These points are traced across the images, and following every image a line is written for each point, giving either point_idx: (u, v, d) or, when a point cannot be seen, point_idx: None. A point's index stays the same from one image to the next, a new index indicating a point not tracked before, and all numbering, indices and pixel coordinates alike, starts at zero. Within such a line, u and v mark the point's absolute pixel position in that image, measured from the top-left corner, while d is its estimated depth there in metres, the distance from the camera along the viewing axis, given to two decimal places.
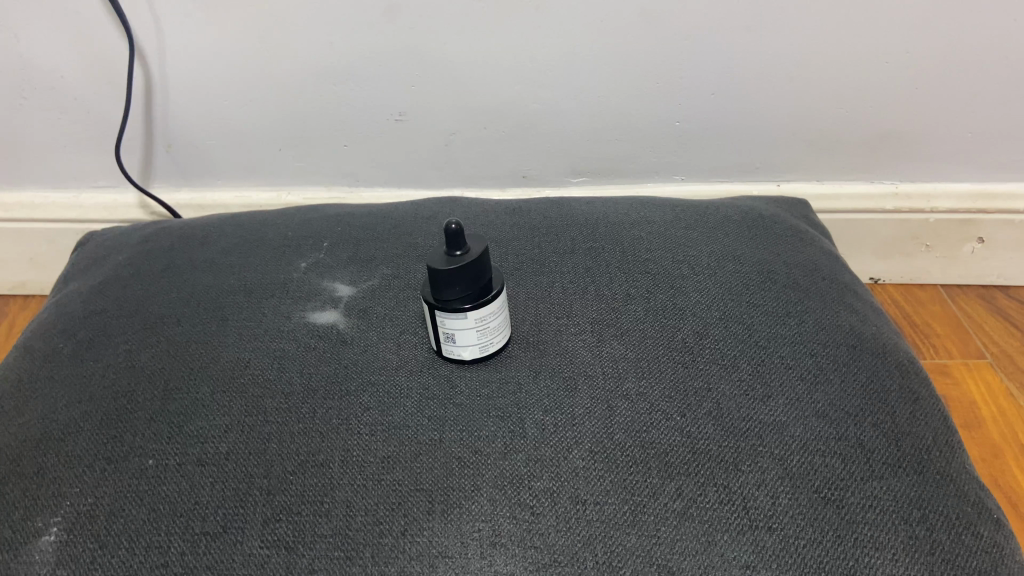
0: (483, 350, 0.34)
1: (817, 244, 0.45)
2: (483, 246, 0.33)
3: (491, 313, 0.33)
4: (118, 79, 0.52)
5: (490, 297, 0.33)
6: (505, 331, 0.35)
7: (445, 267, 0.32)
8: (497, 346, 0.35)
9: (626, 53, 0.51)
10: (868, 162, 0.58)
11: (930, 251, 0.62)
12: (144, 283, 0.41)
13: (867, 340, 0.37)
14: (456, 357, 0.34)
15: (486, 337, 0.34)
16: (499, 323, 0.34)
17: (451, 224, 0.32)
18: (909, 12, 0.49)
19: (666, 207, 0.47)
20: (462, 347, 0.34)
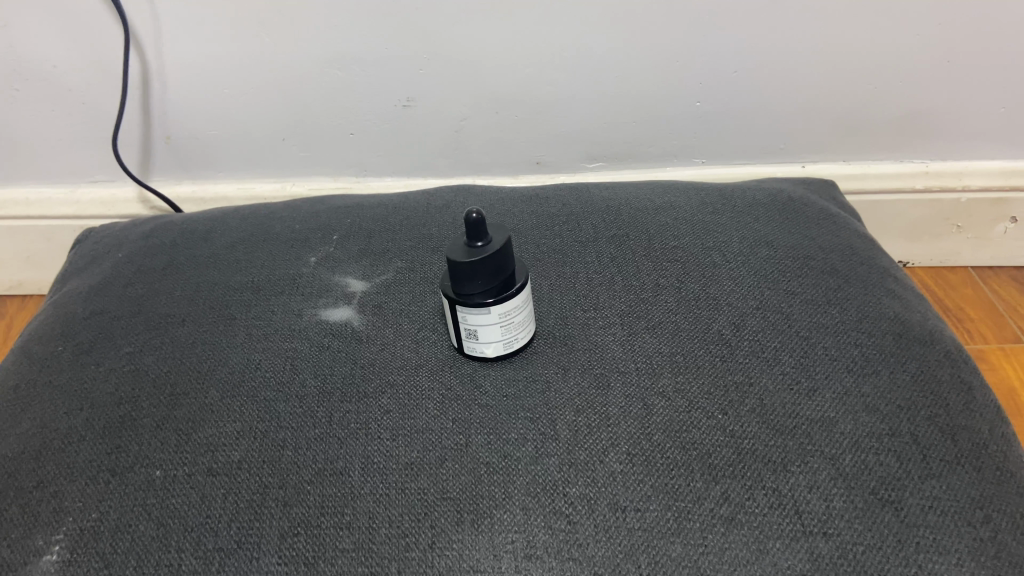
0: (507, 346, 0.32)
1: (850, 226, 0.43)
2: (505, 235, 0.31)
3: (515, 307, 0.31)
4: (111, 68, 0.50)
5: (514, 291, 0.31)
6: (529, 326, 0.33)
7: (466, 259, 0.30)
8: (522, 342, 0.33)
9: (643, 33, 0.49)
10: (896, 141, 0.55)
11: (960, 232, 0.59)
12: (145, 281, 0.39)
13: (912, 327, 0.35)
14: (479, 353, 0.32)
15: (510, 332, 0.32)
16: (523, 319, 0.32)
17: (470, 213, 0.30)
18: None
19: (690, 192, 0.45)
20: (484, 342, 0.32)
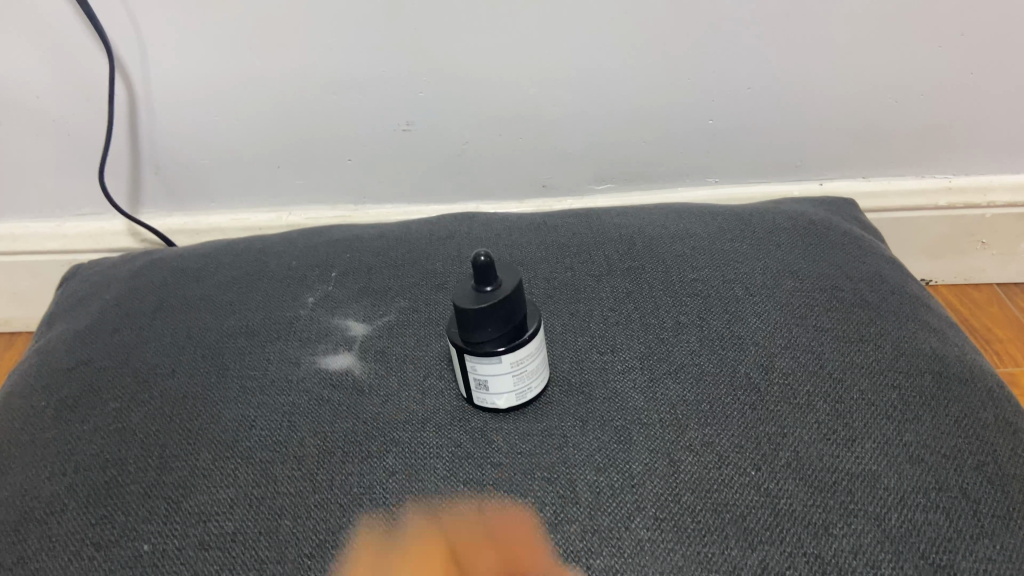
0: (519, 396, 0.30)
1: (877, 251, 0.41)
2: (516, 278, 0.29)
3: (527, 354, 0.29)
4: (96, 97, 0.48)
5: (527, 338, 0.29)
6: (543, 374, 0.31)
7: (475, 304, 0.28)
8: (536, 391, 0.31)
9: (653, 49, 0.47)
10: (915, 156, 0.53)
11: (985, 248, 0.57)
12: (134, 326, 0.37)
13: (953, 364, 0.33)
14: (490, 405, 0.30)
15: (523, 382, 0.30)
16: (536, 366, 0.30)
17: (479, 255, 0.28)
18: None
19: (707, 216, 0.43)
20: (494, 393, 0.30)
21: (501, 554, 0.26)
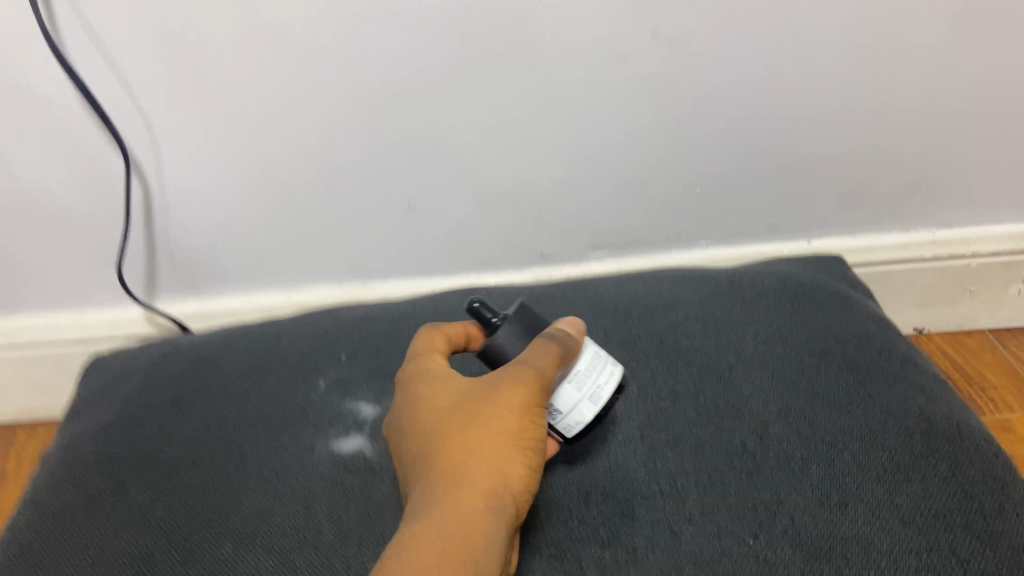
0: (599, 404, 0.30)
1: (863, 308, 0.43)
2: (518, 306, 0.33)
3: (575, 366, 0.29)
4: (111, 195, 0.50)
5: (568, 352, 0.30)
6: (615, 370, 0.31)
7: (500, 350, 0.31)
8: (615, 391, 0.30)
9: (639, 123, 0.50)
10: (897, 211, 0.55)
11: (975, 296, 0.59)
12: (155, 418, 0.39)
13: (940, 421, 0.34)
14: (580, 431, 0.30)
15: (588, 383, 0.29)
16: (598, 371, 0.30)
17: (471, 305, 0.32)
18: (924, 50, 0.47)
19: (698, 282, 0.45)
20: (567, 412, 0.29)
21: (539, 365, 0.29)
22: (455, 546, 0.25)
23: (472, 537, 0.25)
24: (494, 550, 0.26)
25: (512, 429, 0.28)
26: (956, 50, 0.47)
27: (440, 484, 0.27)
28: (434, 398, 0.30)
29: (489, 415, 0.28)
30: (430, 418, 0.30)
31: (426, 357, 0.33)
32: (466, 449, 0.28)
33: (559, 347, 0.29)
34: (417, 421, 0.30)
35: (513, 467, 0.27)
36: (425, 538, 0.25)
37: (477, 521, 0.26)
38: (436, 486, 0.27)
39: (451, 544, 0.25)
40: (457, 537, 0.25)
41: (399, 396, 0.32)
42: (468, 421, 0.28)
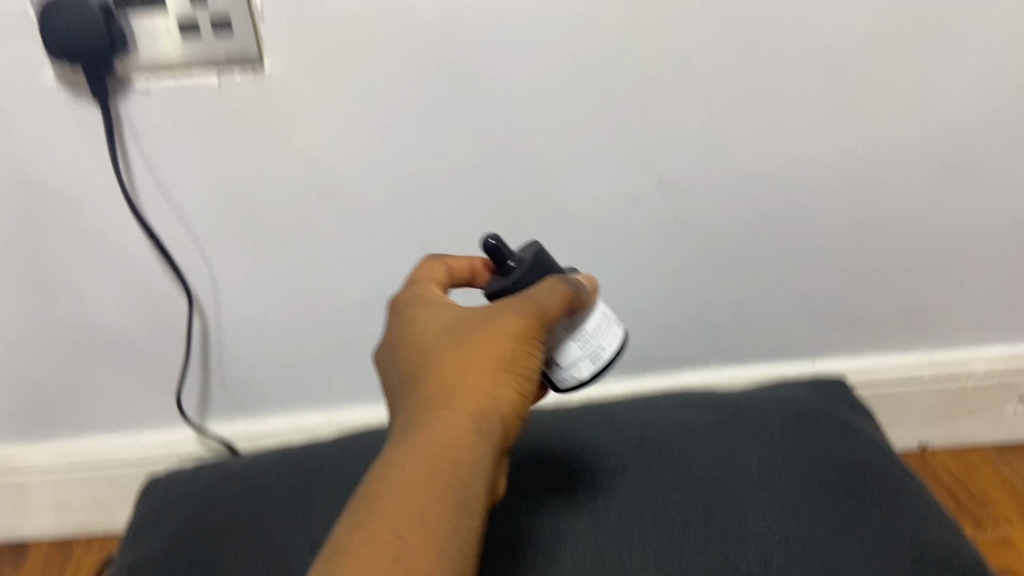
0: (598, 364, 0.37)
1: (863, 433, 0.46)
2: (532, 252, 0.38)
3: (582, 326, 0.37)
4: (174, 327, 0.56)
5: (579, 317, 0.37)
6: (618, 335, 0.39)
7: (503, 283, 0.37)
8: (611, 353, 0.38)
9: (652, 260, 0.56)
10: (888, 336, 0.62)
11: (973, 416, 0.65)
12: (213, 542, 0.42)
13: (930, 549, 0.37)
14: (581, 381, 0.37)
15: (593, 344, 0.37)
16: (602, 334, 0.38)
17: (489, 239, 0.37)
18: (901, 191, 0.54)
19: (706, 406, 0.48)
20: (569, 365, 0.37)
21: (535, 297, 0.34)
22: (443, 456, 0.30)
23: (460, 446, 0.30)
24: (480, 460, 0.30)
25: (502, 355, 0.33)
26: (948, 188, 0.54)
27: (433, 387, 0.33)
28: (430, 326, 0.35)
29: (482, 340, 0.33)
30: (426, 334, 0.35)
31: (424, 295, 0.38)
32: (458, 357, 0.33)
33: (562, 292, 0.35)
34: (412, 346, 0.35)
35: (501, 392, 0.32)
36: (419, 448, 0.30)
37: (467, 427, 0.31)
38: (428, 404, 0.32)
39: (440, 449, 0.30)
40: (443, 445, 0.30)
41: (395, 323, 0.37)
42: (460, 343, 0.33)
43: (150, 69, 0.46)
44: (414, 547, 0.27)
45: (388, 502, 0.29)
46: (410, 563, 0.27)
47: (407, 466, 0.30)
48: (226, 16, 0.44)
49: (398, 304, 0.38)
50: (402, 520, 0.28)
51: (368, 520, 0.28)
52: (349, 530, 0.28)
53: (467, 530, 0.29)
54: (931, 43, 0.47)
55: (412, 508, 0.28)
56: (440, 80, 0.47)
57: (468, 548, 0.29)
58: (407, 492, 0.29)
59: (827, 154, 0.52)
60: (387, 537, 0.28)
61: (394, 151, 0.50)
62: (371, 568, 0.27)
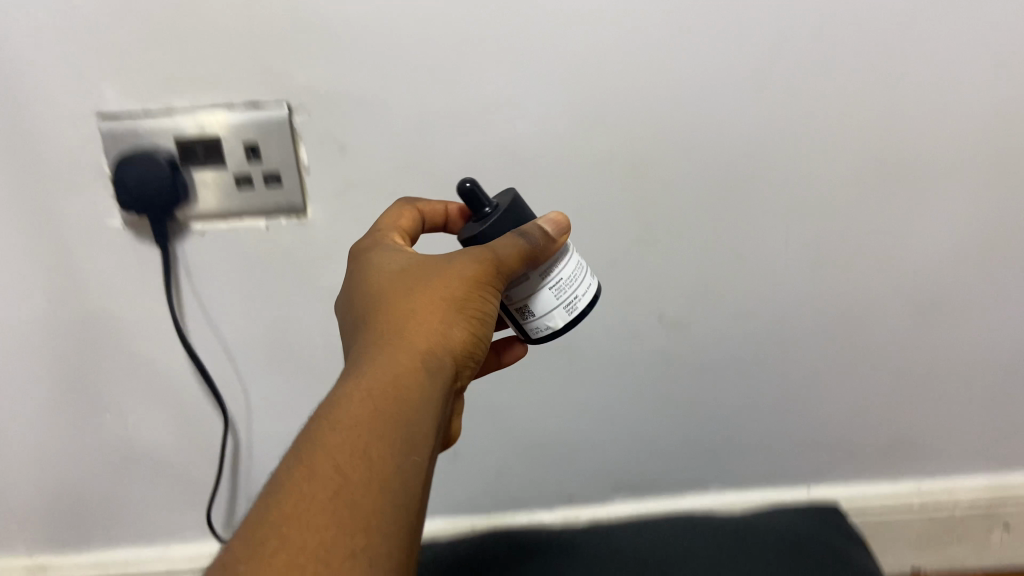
0: (570, 314, 0.40)
1: (854, 562, 0.52)
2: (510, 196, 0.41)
3: (559, 274, 0.40)
4: (209, 446, 0.61)
5: (554, 266, 0.40)
6: (589, 286, 0.41)
7: (479, 227, 0.40)
8: (584, 304, 0.41)
9: (655, 391, 0.62)
10: (871, 460, 0.68)
11: (962, 542, 0.73)
12: None
13: None
14: (555, 328, 0.40)
15: (567, 295, 0.40)
16: (575, 282, 0.40)
17: (465, 181, 0.40)
18: (881, 334, 0.60)
19: (710, 533, 0.56)
20: (545, 315, 0.40)
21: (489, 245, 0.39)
22: (388, 395, 0.33)
23: (405, 386, 0.34)
24: (423, 400, 0.34)
25: (455, 300, 0.37)
26: (926, 334, 0.61)
27: (391, 323, 0.37)
28: (390, 269, 0.40)
29: (442, 286, 0.38)
30: (388, 278, 0.40)
31: (386, 240, 0.43)
32: (415, 301, 0.38)
33: (528, 241, 0.38)
34: (370, 291, 0.39)
35: (452, 333, 0.37)
36: (364, 386, 0.33)
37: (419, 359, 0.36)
38: (380, 346, 0.36)
39: (385, 389, 0.34)
40: (389, 385, 0.34)
41: (358, 263, 0.42)
42: (420, 292, 0.38)
43: (205, 217, 0.51)
44: (356, 484, 0.30)
45: (331, 438, 0.31)
46: (351, 500, 0.30)
47: (351, 405, 0.33)
48: (277, 171, 0.50)
49: (362, 248, 0.43)
50: (345, 458, 0.31)
51: (313, 455, 0.31)
52: (294, 465, 0.31)
53: (411, 467, 0.32)
54: (900, 208, 0.54)
55: (357, 446, 0.31)
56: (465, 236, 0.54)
57: (411, 480, 0.32)
58: (349, 429, 0.32)
59: (808, 300, 0.58)
60: (328, 470, 0.30)
61: None
62: (314, 499, 0.29)
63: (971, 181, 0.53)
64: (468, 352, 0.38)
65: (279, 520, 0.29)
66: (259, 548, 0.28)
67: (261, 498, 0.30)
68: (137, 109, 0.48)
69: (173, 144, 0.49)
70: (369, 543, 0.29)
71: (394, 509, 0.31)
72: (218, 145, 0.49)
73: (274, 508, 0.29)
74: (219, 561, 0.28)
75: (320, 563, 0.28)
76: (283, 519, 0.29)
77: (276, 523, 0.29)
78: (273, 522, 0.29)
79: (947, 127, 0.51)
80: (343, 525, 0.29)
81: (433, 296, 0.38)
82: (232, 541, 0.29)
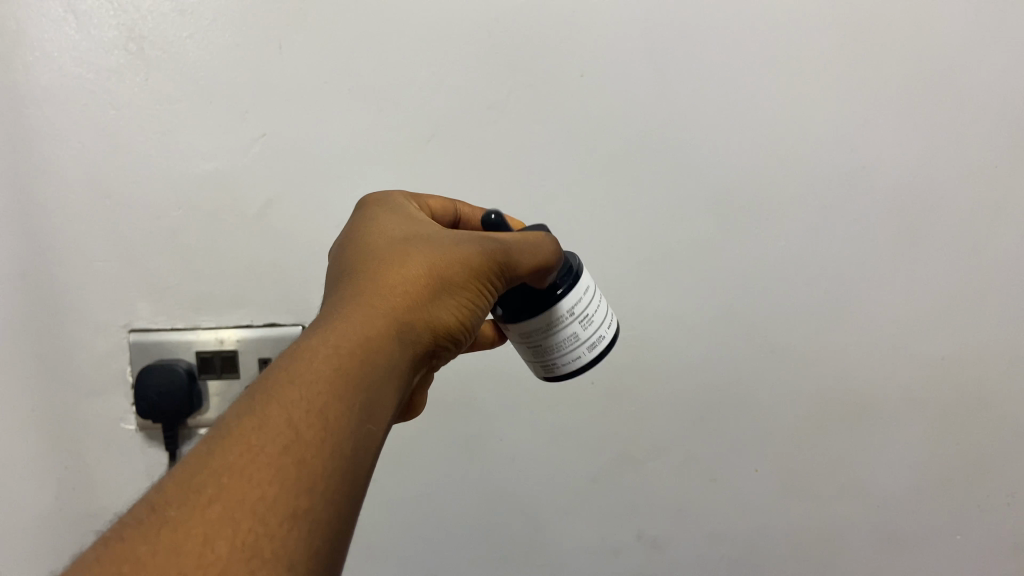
0: (551, 371, 0.43)
1: None
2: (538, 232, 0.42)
3: (542, 340, 0.42)
4: None
5: (539, 332, 0.41)
6: (578, 357, 0.42)
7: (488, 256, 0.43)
8: (566, 371, 0.42)
9: None
10: None
11: None
12: None
13: None
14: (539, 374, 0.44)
15: (543, 360, 0.42)
16: (556, 352, 0.42)
17: (492, 214, 0.43)
18: (845, 560, 0.64)
19: None
20: (529, 362, 0.44)
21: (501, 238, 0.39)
22: (358, 354, 0.31)
23: (376, 348, 0.32)
24: (392, 367, 0.32)
25: (444, 278, 0.37)
26: (886, 562, 0.65)
27: (384, 280, 0.36)
28: (390, 232, 0.39)
29: (440, 260, 0.37)
30: (391, 238, 0.39)
31: (398, 204, 0.43)
32: (413, 266, 0.37)
33: (542, 253, 0.40)
34: (358, 253, 0.38)
35: (441, 312, 0.37)
36: (334, 341, 0.31)
37: (401, 323, 0.34)
38: (356, 302, 0.34)
39: (355, 348, 0.31)
40: (360, 344, 0.32)
41: (353, 227, 0.41)
42: (416, 259, 0.37)
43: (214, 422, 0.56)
44: (305, 443, 0.28)
45: (287, 391, 0.29)
46: (302, 458, 0.27)
47: (316, 358, 0.30)
48: None
49: (364, 214, 0.42)
50: (301, 413, 0.28)
51: (267, 405, 0.28)
52: (242, 414, 0.28)
53: (366, 432, 0.30)
54: (854, 443, 0.61)
55: (315, 403, 0.29)
56: (460, 458, 0.58)
57: (364, 445, 0.29)
58: (311, 382, 0.29)
59: (775, 525, 0.63)
60: (280, 423, 0.28)
61: (407, 508, 0.59)
62: (262, 450, 0.27)
63: (915, 423, 0.60)
64: (448, 333, 0.37)
65: (220, 470, 0.26)
66: (193, 497, 0.25)
67: (201, 446, 0.27)
68: (165, 326, 0.54)
69: (194, 358, 0.54)
70: (312, 504, 0.27)
71: (343, 471, 0.28)
72: (234, 359, 0.54)
73: (215, 457, 0.27)
74: (147, 505, 0.25)
75: (258, 520, 0.25)
76: (223, 469, 0.26)
77: (216, 473, 0.26)
78: (213, 471, 0.26)
79: (890, 371, 0.59)
80: (288, 482, 0.26)
81: (432, 269, 0.37)
82: (164, 485, 0.26)
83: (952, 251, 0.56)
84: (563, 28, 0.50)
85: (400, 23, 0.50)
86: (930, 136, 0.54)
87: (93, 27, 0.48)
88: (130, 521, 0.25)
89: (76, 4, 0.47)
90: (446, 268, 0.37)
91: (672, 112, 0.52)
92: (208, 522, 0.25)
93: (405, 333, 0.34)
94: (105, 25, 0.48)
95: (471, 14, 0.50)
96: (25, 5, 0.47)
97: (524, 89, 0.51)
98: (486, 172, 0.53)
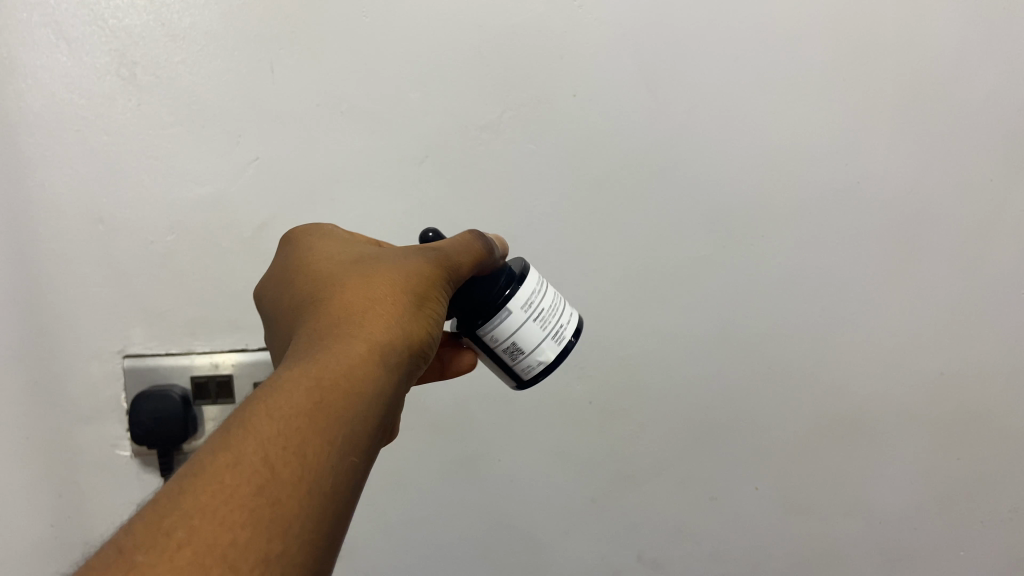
0: (558, 343, 0.42)
1: None
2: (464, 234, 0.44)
3: (540, 306, 0.42)
4: None
5: (534, 297, 0.42)
6: (569, 315, 0.44)
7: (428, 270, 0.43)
8: (570, 332, 0.43)
9: None
10: None
11: None
12: None
13: None
14: (552, 358, 0.42)
15: (552, 325, 0.42)
16: (556, 310, 0.43)
17: (428, 234, 0.44)
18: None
19: None
20: (537, 348, 0.41)
21: (452, 248, 0.40)
22: (337, 385, 0.31)
23: (356, 376, 0.32)
24: (373, 397, 0.32)
25: (412, 299, 0.37)
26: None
27: (349, 306, 0.36)
28: (340, 261, 0.40)
29: (400, 280, 0.37)
30: (347, 266, 0.39)
31: (341, 238, 0.43)
32: (375, 290, 0.37)
33: (474, 247, 0.41)
34: (326, 281, 0.38)
35: (411, 327, 0.36)
36: (312, 373, 0.31)
37: (378, 344, 0.34)
38: (333, 333, 0.34)
39: (335, 378, 0.31)
40: (338, 374, 0.31)
41: (300, 258, 0.41)
42: (375, 283, 0.37)
43: None
44: (281, 481, 0.27)
45: (263, 425, 0.28)
46: (277, 499, 0.27)
47: (294, 392, 0.30)
48: None
49: (303, 247, 0.42)
50: (276, 450, 0.28)
51: (241, 440, 0.28)
52: (217, 450, 0.27)
53: (346, 467, 0.30)
54: (854, 459, 0.60)
55: (292, 438, 0.28)
56: (457, 480, 0.58)
57: (343, 481, 0.29)
58: (288, 416, 0.29)
59: (776, 541, 0.62)
60: (254, 460, 0.27)
61: (405, 530, 0.59)
62: (235, 490, 0.26)
63: (916, 440, 0.60)
64: (423, 353, 0.37)
65: (191, 511, 0.25)
66: (161, 540, 0.24)
67: (171, 485, 0.26)
68: (161, 350, 0.54)
69: (189, 382, 0.54)
70: (286, 548, 0.26)
71: (320, 509, 0.28)
72: (230, 383, 0.54)
73: (188, 495, 0.26)
74: (114, 547, 0.24)
75: (229, 566, 0.24)
76: (195, 509, 0.25)
77: (186, 514, 0.25)
78: (184, 512, 0.25)
79: (889, 387, 0.59)
80: (260, 525, 0.26)
81: (397, 288, 0.37)
82: (131, 524, 0.25)
83: (950, 265, 0.56)
84: (555, 47, 0.50)
85: (393, 46, 0.49)
86: (925, 151, 0.54)
87: (85, 53, 0.47)
88: (95, 564, 0.24)
89: (68, 30, 0.47)
90: (407, 286, 0.37)
91: (666, 130, 0.52)
92: (177, 568, 0.24)
93: (384, 354, 0.34)
94: (97, 51, 0.48)
95: (464, 35, 0.50)
96: (16, 31, 0.47)
97: (518, 110, 0.51)
98: (479, 192, 0.53)
